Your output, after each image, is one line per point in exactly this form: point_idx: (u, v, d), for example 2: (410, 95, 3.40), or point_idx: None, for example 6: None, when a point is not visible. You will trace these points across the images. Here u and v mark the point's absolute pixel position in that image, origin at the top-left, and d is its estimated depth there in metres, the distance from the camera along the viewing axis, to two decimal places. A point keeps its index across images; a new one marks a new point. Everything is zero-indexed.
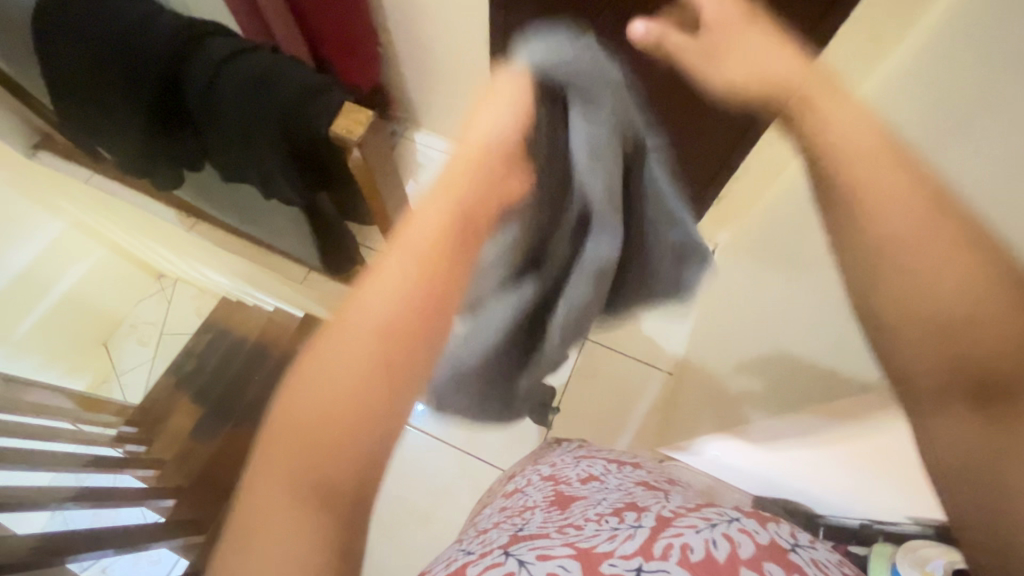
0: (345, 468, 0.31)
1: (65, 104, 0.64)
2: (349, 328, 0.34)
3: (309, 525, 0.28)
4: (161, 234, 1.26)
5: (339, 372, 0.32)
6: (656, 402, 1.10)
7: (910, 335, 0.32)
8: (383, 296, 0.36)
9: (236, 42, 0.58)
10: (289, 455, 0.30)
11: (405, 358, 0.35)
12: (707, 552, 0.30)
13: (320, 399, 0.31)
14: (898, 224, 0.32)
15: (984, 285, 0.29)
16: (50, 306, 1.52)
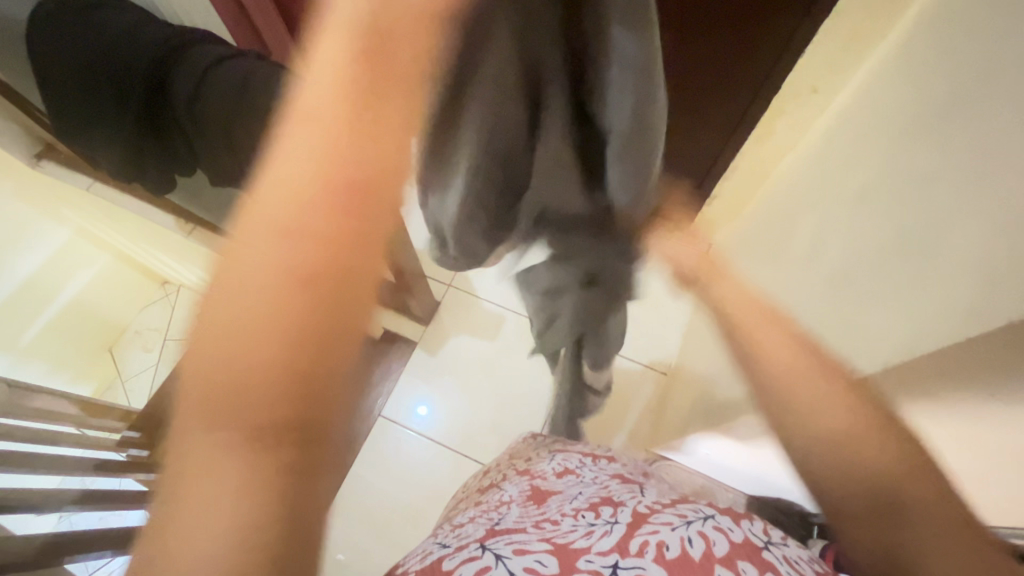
0: (279, 403, 0.24)
1: (56, 109, 0.65)
2: (258, 223, 0.26)
3: (231, 480, 0.23)
4: (162, 240, 1.28)
5: (250, 288, 0.25)
6: (652, 402, 1.10)
7: (831, 473, 0.35)
8: (299, 173, 0.27)
9: (221, 50, 0.60)
10: (209, 398, 0.24)
11: (335, 250, 0.26)
12: (683, 549, 0.29)
13: (230, 327, 0.25)
14: (785, 367, 0.38)
15: (870, 428, 0.35)
16: (55, 313, 1.54)
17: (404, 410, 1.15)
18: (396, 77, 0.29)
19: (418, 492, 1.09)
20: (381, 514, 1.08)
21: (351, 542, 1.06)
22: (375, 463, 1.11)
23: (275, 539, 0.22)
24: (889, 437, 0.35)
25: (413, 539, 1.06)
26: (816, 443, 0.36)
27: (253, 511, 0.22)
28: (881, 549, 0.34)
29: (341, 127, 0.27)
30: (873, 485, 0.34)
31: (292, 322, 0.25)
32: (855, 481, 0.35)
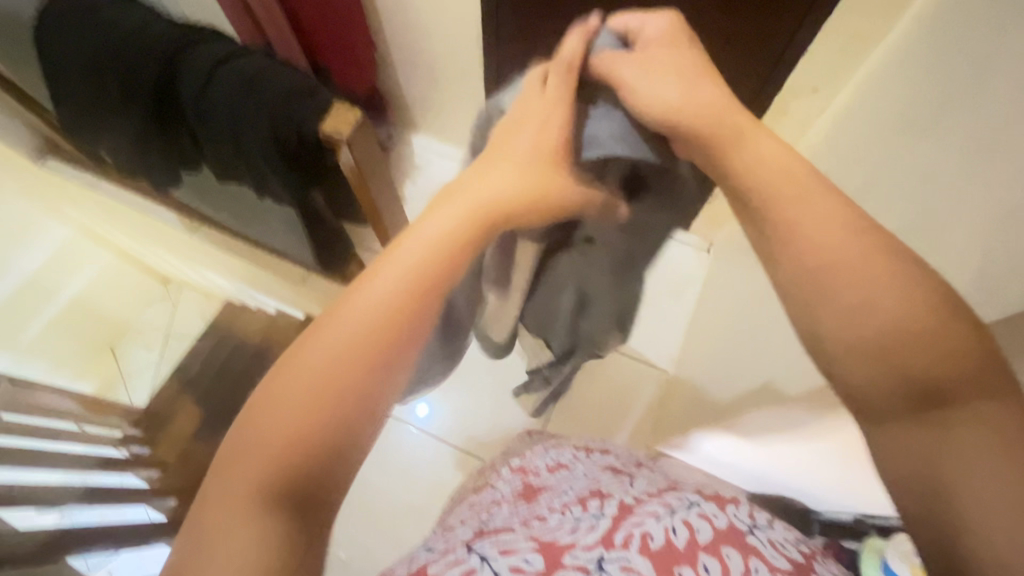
0: (314, 481, 0.27)
1: (63, 107, 0.66)
2: (339, 321, 0.31)
3: (254, 547, 0.25)
4: (163, 236, 1.28)
5: (317, 374, 0.29)
6: (653, 403, 1.10)
7: (857, 367, 0.28)
8: (381, 288, 0.32)
9: (227, 46, 0.60)
10: (256, 466, 0.26)
11: (399, 362, 0.31)
12: (668, 539, 0.29)
13: (288, 411, 0.28)
14: (812, 252, 0.30)
15: (924, 316, 0.27)
16: (58, 311, 1.54)
17: (405, 408, 1.15)
18: (475, 226, 0.36)
19: (417, 490, 1.09)
20: (381, 512, 1.08)
21: (351, 540, 1.06)
22: (376, 461, 1.11)
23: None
24: (955, 321, 0.27)
25: (413, 537, 1.06)
26: (846, 336, 0.29)
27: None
28: (920, 458, 0.26)
29: (439, 253, 0.34)
30: (913, 380, 0.27)
31: (346, 396, 0.29)
32: (861, 339, 0.28)
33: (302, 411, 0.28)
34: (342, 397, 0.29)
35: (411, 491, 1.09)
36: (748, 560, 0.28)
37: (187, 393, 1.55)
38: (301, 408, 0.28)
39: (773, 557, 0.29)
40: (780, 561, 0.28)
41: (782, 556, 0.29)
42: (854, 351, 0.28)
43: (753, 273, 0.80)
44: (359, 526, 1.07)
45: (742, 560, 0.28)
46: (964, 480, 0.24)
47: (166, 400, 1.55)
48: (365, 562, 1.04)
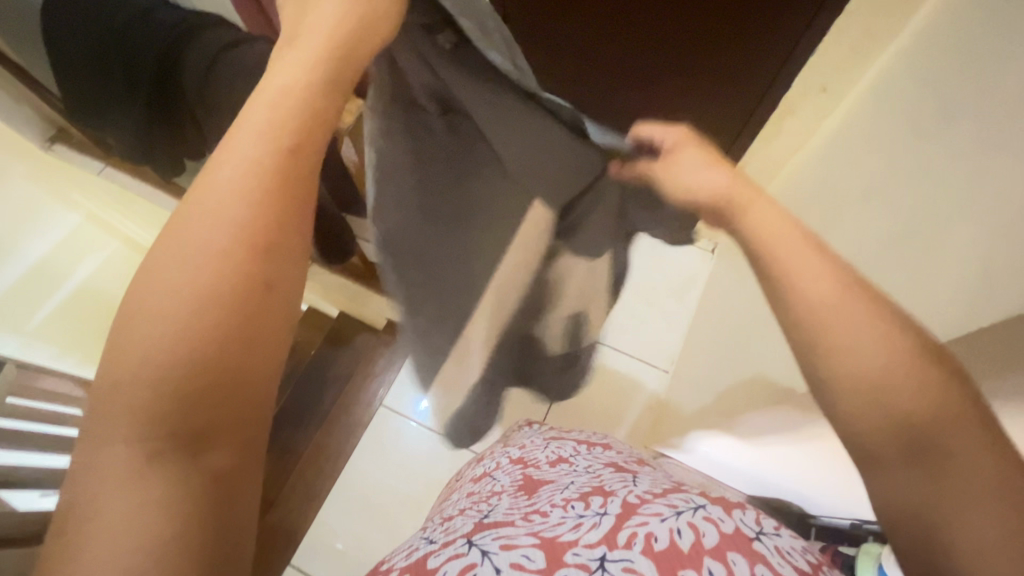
0: (213, 409, 0.26)
1: (67, 88, 0.66)
2: (183, 235, 0.28)
3: (165, 495, 0.24)
4: (169, 225, 1.29)
5: (172, 298, 0.26)
6: (652, 403, 1.09)
7: (858, 411, 0.27)
8: (224, 191, 0.28)
9: (228, 33, 0.60)
10: (136, 405, 0.25)
11: (276, 266, 0.29)
12: (672, 540, 0.27)
13: (149, 340, 0.25)
14: (816, 291, 0.29)
15: (910, 364, 0.27)
16: (61, 301, 1.52)
17: (403, 402, 1.15)
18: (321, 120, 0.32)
19: (413, 482, 1.09)
20: (376, 502, 1.08)
21: (346, 529, 1.07)
22: (373, 453, 1.11)
23: (203, 549, 0.24)
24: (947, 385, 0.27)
25: (408, 530, 1.06)
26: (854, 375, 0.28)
27: (181, 518, 0.24)
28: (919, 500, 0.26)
29: (276, 157, 0.30)
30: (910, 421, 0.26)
31: (205, 320, 0.26)
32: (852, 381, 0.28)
33: (162, 347, 0.25)
34: (202, 319, 0.26)
35: (407, 483, 1.09)
36: (757, 568, 0.26)
37: None
38: (160, 344, 0.25)
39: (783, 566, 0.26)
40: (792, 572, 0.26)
41: (790, 564, 0.26)
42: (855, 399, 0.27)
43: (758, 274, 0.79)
44: (354, 516, 1.08)
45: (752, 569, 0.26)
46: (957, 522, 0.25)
47: None
48: (359, 552, 1.05)
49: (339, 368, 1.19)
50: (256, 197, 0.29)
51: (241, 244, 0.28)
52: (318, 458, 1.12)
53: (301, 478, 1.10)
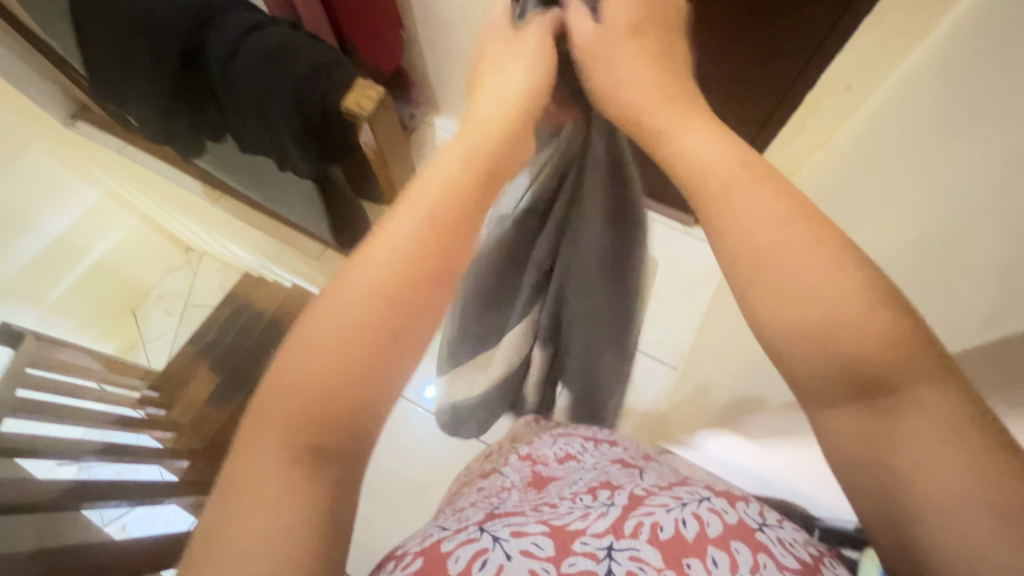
0: (346, 429, 0.25)
1: (91, 62, 0.66)
2: (379, 258, 0.29)
3: (312, 501, 0.23)
4: (185, 203, 1.28)
5: (337, 330, 0.26)
6: (660, 396, 1.10)
7: (808, 355, 0.25)
8: (415, 234, 0.30)
9: (254, 16, 0.60)
10: (290, 416, 0.25)
11: (418, 327, 0.28)
12: (676, 530, 0.27)
13: (312, 365, 0.25)
14: (759, 215, 0.28)
15: (839, 278, 0.25)
16: (82, 273, 1.58)
17: (415, 388, 1.16)
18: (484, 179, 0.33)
19: (422, 465, 1.11)
20: (385, 485, 1.10)
21: (353, 509, 1.09)
22: (384, 437, 1.13)
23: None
24: (883, 302, 0.25)
25: (415, 513, 1.07)
26: (783, 314, 0.26)
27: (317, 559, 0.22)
28: (872, 444, 0.23)
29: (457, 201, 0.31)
30: (849, 360, 0.24)
31: (375, 348, 0.27)
32: (787, 320, 0.26)
33: (337, 364, 0.26)
34: (364, 353, 0.26)
35: (416, 465, 1.11)
36: (757, 555, 0.26)
37: (203, 358, 1.56)
38: (338, 360, 0.26)
39: (781, 554, 0.27)
40: (788, 559, 0.26)
41: (793, 554, 0.27)
42: (808, 356, 0.26)
43: None
44: (364, 498, 1.09)
45: (752, 555, 0.26)
46: (909, 453, 0.22)
47: (182, 364, 1.56)
48: (365, 532, 1.07)
49: None
50: (437, 244, 0.30)
51: (416, 287, 0.29)
52: None
53: None
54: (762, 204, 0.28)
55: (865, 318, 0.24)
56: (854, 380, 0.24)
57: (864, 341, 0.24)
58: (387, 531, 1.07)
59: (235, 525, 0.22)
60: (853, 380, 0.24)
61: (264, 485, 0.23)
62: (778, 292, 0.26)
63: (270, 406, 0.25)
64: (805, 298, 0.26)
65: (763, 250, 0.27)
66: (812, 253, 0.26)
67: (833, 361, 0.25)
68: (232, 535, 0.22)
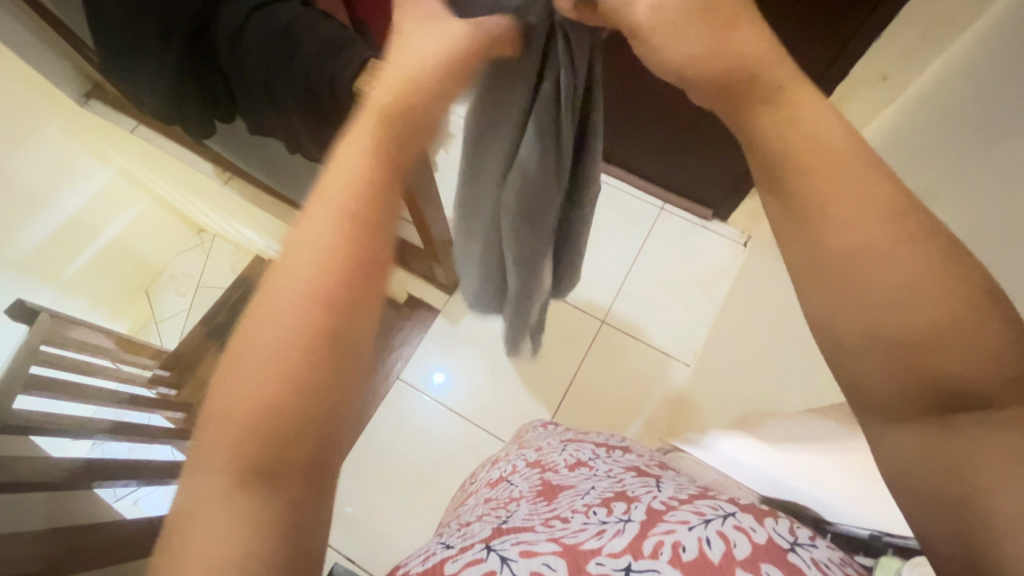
0: (289, 446, 0.25)
1: (101, 39, 0.65)
2: (297, 262, 0.28)
3: (259, 522, 0.24)
4: (197, 184, 1.28)
5: (256, 354, 0.26)
6: (671, 392, 1.08)
7: (874, 366, 0.27)
8: (329, 229, 0.29)
9: None
10: (225, 443, 0.25)
11: (347, 321, 0.28)
12: (700, 551, 0.25)
13: (246, 385, 0.25)
14: (846, 210, 0.28)
15: (941, 287, 0.26)
16: (96, 252, 1.59)
17: (423, 376, 1.16)
18: (388, 178, 0.31)
19: (429, 453, 1.10)
20: (391, 472, 1.10)
21: (359, 496, 1.09)
22: (391, 424, 1.13)
23: None
24: (972, 313, 0.25)
25: (420, 502, 1.07)
26: (859, 316, 0.27)
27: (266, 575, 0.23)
28: (936, 454, 0.25)
29: (366, 191, 0.31)
30: (930, 376, 0.25)
31: (303, 355, 0.26)
32: (874, 317, 0.27)
33: (267, 379, 0.26)
34: (289, 361, 0.26)
35: (423, 454, 1.11)
36: None
37: (214, 339, 1.57)
38: (268, 375, 0.26)
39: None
40: None
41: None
42: (878, 365, 0.27)
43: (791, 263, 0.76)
44: (369, 484, 1.09)
45: None
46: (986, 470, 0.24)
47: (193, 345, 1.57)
48: (371, 519, 1.07)
49: None
50: (351, 233, 0.29)
51: (336, 281, 0.28)
52: None
53: None
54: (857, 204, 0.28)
55: (962, 337, 0.25)
56: (929, 394, 0.26)
57: (953, 360, 0.25)
58: (393, 519, 1.07)
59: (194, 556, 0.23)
60: (934, 396, 0.26)
61: (214, 515, 0.24)
62: (861, 293, 0.27)
63: (212, 434, 0.25)
64: (895, 303, 0.26)
65: (854, 251, 0.28)
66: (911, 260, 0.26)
67: (909, 372, 0.26)
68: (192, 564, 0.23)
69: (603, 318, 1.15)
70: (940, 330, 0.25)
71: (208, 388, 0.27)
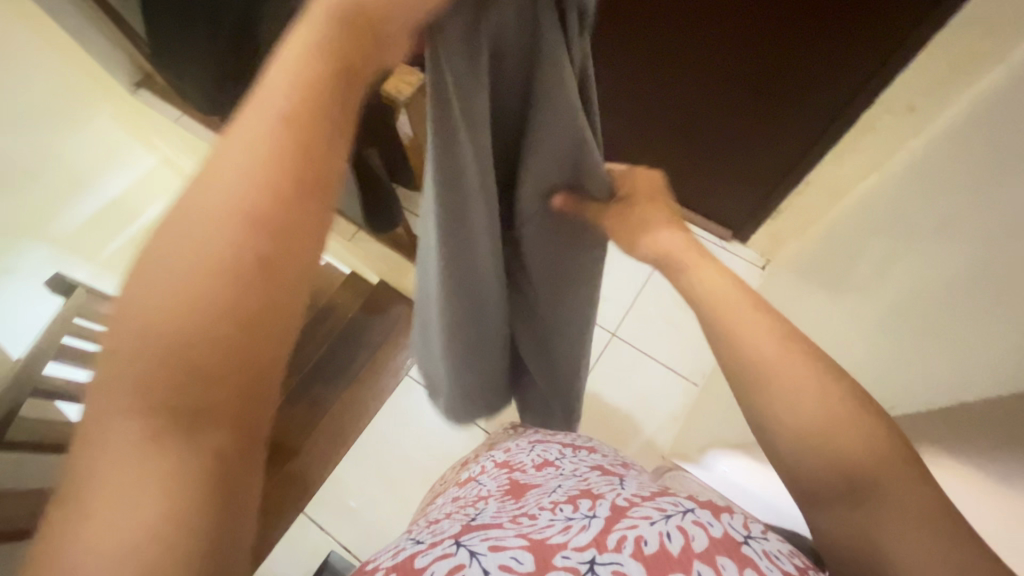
0: (213, 388, 0.23)
1: (154, 33, 0.70)
2: (218, 172, 0.24)
3: (173, 477, 0.22)
4: None
5: (169, 279, 0.23)
6: (678, 412, 1.07)
7: (805, 460, 0.31)
8: (254, 136, 0.25)
9: None
10: (137, 384, 0.22)
11: (279, 247, 0.24)
12: (661, 544, 0.27)
13: (156, 316, 0.22)
14: (752, 336, 0.33)
15: (829, 396, 0.31)
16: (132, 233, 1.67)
17: None
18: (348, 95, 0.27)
19: (431, 454, 1.11)
20: (392, 469, 1.11)
21: (359, 489, 1.10)
22: (396, 420, 1.14)
23: (202, 544, 0.21)
24: (858, 415, 0.30)
25: (418, 500, 1.08)
26: (787, 423, 0.31)
27: (185, 532, 0.21)
28: (857, 533, 0.29)
29: (315, 86, 0.26)
30: (849, 468, 0.29)
31: (224, 285, 0.23)
32: (788, 419, 0.31)
33: (181, 304, 0.23)
34: (208, 288, 0.23)
35: (426, 454, 1.12)
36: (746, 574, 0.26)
37: None
38: (181, 300, 0.23)
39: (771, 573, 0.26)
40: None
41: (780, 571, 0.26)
42: (803, 454, 0.31)
43: (803, 288, 0.75)
44: (370, 478, 1.11)
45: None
46: (887, 542, 0.28)
47: None
48: (369, 512, 1.08)
49: (375, 334, 1.23)
50: (289, 137, 0.25)
51: (266, 197, 0.24)
52: (343, 417, 1.16)
53: (327, 434, 1.15)
54: (759, 321, 0.34)
55: (856, 431, 0.30)
56: (844, 479, 0.29)
57: (860, 451, 0.29)
58: (390, 515, 1.08)
59: (95, 515, 0.20)
60: (849, 482, 0.29)
61: (121, 467, 0.21)
62: (783, 407, 0.31)
63: (114, 368, 0.22)
64: (802, 410, 0.31)
65: (766, 363, 0.32)
66: (805, 373, 0.32)
67: (827, 463, 0.30)
68: (93, 519, 0.20)
69: (614, 331, 1.15)
70: (835, 424, 0.30)
71: (111, 315, 0.23)
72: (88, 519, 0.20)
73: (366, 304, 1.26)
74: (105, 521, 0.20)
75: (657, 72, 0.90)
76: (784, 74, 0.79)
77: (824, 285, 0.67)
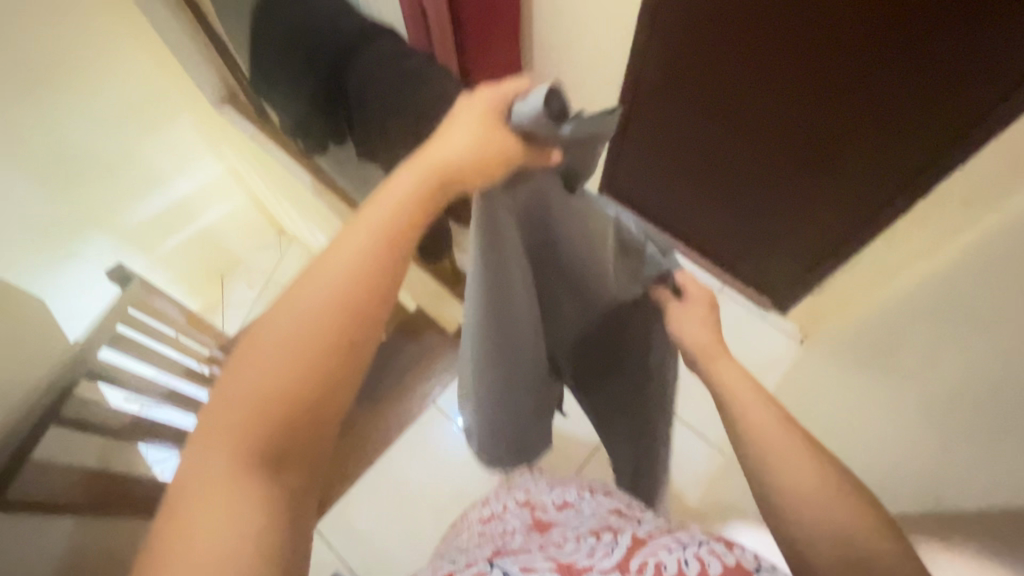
0: (296, 435, 0.32)
1: (260, 62, 0.79)
2: (317, 282, 0.34)
3: (256, 502, 0.29)
4: (291, 189, 1.40)
5: (268, 374, 0.32)
6: (701, 476, 1.05)
7: (816, 533, 0.35)
8: (349, 258, 0.35)
9: (395, 46, 0.68)
10: (237, 436, 0.31)
11: (358, 336, 0.34)
12: (678, 570, 0.26)
13: (262, 386, 0.31)
14: (759, 422, 0.40)
15: (831, 480, 0.36)
16: (190, 235, 1.77)
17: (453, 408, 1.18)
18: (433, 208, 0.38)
19: (445, 486, 1.10)
20: (404, 495, 1.10)
21: (369, 510, 1.10)
22: (414, 446, 1.14)
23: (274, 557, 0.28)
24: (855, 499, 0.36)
25: (427, 531, 1.07)
26: (798, 495, 0.36)
27: (264, 543, 0.28)
28: None
29: (402, 223, 0.36)
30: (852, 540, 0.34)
31: (316, 367, 0.32)
32: (799, 494, 0.36)
33: (279, 379, 0.32)
34: (300, 367, 0.32)
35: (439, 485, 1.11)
36: None
37: None
38: (277, 375, 0.32)
39: None
40: None
41: None
42: (818, 526, 0.35)
43: (839, 365, 0.74)
44: (382, 501, 1.10)
45: None
46: None
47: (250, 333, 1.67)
48: (376, 534, 1.07)
49: (406, 358, 1.26)
50: (377, 257, 0.35)
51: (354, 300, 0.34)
52: (364, 434, 1.17)
53: (346, 450, 1.16)
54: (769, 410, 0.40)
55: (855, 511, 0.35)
56: (851, 550, 0.34)
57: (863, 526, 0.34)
58: (396, 541, 1.07)
59: (191, 531, 0.27)
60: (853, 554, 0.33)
61: (215, 495, 0.29)
62: (792, 483, 0.37)
63: (217, 426, 0.31)
64: (810, 485, 0.36)
65: (778, 444, 0.38)
66: (806, 458, 0.38)
67: (836, 536, 0.34)
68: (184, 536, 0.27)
69: None
70: (839, 501, 0.35)
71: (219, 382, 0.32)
72: (186, 534, 0.27)
73: (400, 328, 1.30)
74: (205, 536, 0.27)
75: (713, 140, 0.93)
76: (842, 150, 0.80)
77: (858, 364, 0.67)
